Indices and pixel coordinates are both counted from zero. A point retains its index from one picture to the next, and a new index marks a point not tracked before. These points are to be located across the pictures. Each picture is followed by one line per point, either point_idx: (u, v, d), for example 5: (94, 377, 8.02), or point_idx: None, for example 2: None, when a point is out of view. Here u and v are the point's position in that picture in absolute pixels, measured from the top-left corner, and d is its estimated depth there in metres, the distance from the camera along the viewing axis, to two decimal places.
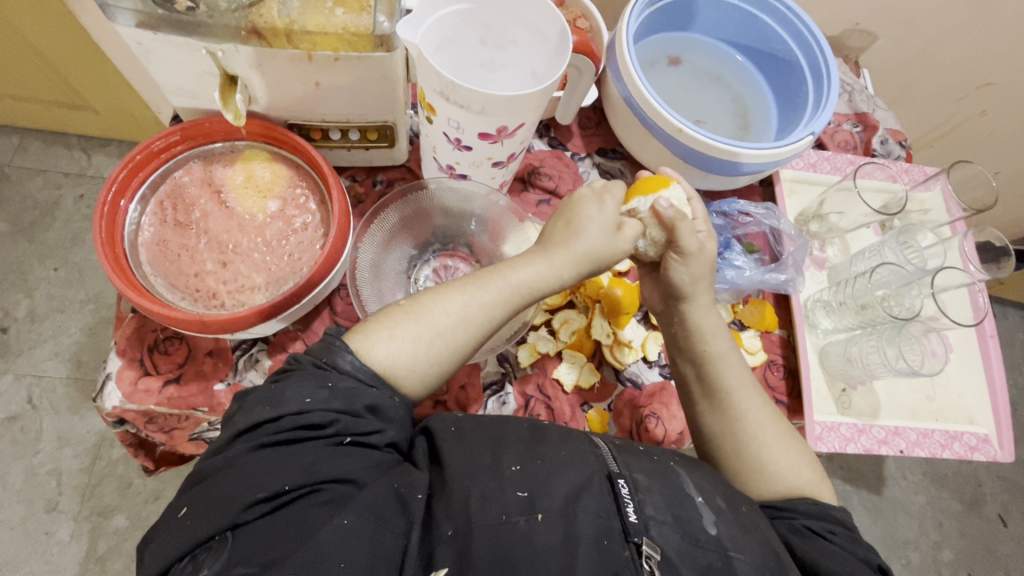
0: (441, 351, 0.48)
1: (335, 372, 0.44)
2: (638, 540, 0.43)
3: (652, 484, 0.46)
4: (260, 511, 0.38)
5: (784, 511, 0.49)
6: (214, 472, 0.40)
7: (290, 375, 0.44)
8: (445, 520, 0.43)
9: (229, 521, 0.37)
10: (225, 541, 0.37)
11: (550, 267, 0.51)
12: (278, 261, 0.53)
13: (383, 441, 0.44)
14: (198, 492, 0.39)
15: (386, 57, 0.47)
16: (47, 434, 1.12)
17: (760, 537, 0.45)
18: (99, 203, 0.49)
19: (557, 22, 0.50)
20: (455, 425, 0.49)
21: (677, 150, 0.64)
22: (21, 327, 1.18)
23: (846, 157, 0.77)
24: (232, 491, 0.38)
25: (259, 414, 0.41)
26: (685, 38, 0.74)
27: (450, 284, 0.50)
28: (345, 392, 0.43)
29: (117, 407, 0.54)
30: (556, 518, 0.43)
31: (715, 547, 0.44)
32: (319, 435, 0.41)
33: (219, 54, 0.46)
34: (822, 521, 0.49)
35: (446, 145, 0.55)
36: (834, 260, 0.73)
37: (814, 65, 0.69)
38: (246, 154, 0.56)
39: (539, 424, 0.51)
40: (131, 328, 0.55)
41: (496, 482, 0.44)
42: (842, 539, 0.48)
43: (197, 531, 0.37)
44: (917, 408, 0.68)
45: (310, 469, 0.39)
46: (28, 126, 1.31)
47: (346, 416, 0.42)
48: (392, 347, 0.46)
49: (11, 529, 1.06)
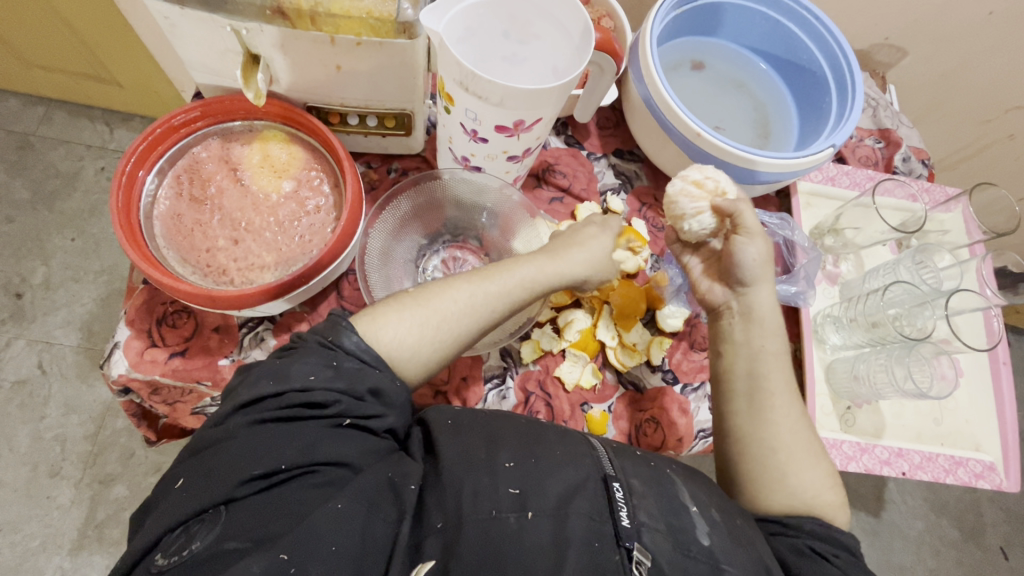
0: (446, 339, 0.49)
1: (342, 353, 0.45)
2: (629, 545, 0.42)
3: (647, 490, 0.46)
4: (257, 486, 0.38)
5: (787, 528, 0.49)
6: (217, 444, 0.40)
7: (297, 351, 0.45)
8: (437, 512, 0.43)
9: (225, 495, 0.37)
10: (219, 514, 0.37)
11: (557, 270, 0.55)
12: (290, 242, 0.54)
13: (382, 427, 0.44)
14: (197, 463, 0.40)
15: (408, 44, 0.47)
16: (54, 400, 1.17)
17: (751, 552, 0.45)
18: (118, 171, 0.49)
19: (581, 19, 0.51)
20: (453, 417, 0.49)
21: (695, 155, 0.63)
22: (36, 294, 1.22)
23: (866, 173, 0.76)
24: (230, 464, 0.38)
25: (265, 386, 0.42)
26: (710, 43, 0.74)
27: (458, 277, 0.52)
28: (349, 372, 0.44)
29: (122, 375, 0.54)
30: (547, 517, 0.43)
31: (707, 559, 0.43)
32: (320, 415, 0.42)
33: (243, 33, 0.46)
34: (828, 543, 0.48)
35: (462, 137, 0.55)
36: (847, 276, 0.72)
37: (839, 77, 0.68)
38: (264, 134, 0.56)
39: (537, 421, 0.51)
40: (141, 299, 0.56)
41: (490, 476, 0.44)
42: (845, 563, 0.46)
43: (194, 502, 0.37)
44: (922, 430, 0.67)
45: (308, 449, 0.40)
46: (55, 96, 1.34)
47: (349, 398, 0.43)
48: (399, 331, 0.47)
49: (15, 490, 1.11)
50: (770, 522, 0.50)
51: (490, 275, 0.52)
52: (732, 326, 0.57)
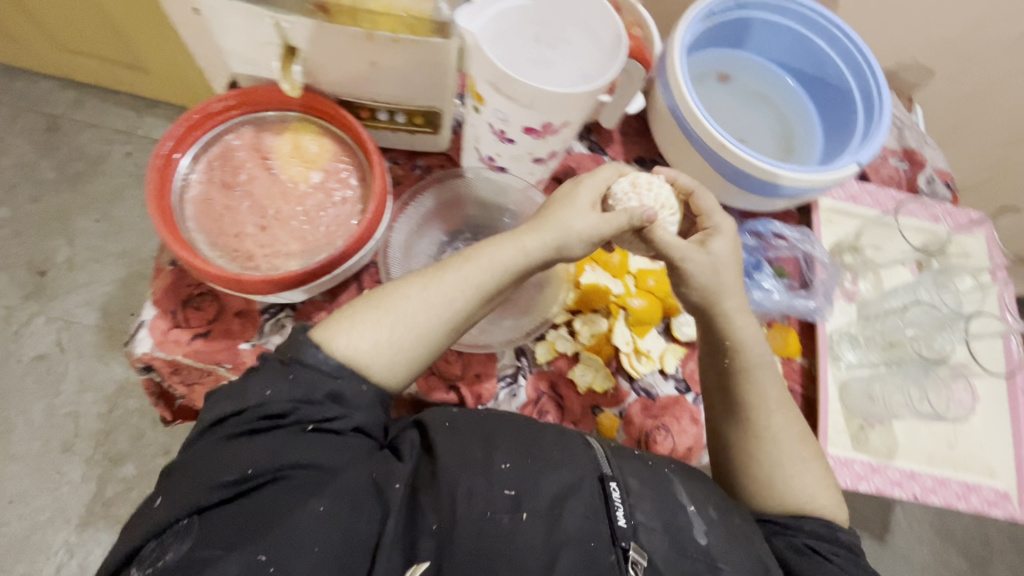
0: (409, 344, 0.49)
1: (298, 365, 0.46)
2: (624, 544, 0.45)
3: (643, 490, 0.48)
4: (227, 495, 0.41)
5: (787, 528, 0.51)
6: (191, 459, 0.43)
7: (260, 369, 0.47)
8: (431, 513, 0.45)
9: (196, 505, 0.40)
10: (191, 524, 0.40)
11: (522, 245, 0.51)
12: (315, 232, 0.55)
13: (348, 427, 0.46)
14: (169, 481, 0.43)
15: (443, 43, 0.48)
16: (70, 377, 1.19)
17: (749, 549, 0.47)
18: (156, 153, 0.51)
19: (615, 27, 0.51)
20: (449, 420, 0.50)
21: (718, 165, 0.63)
22: (59, 272, 1.25)
23: (889, 193, 0.75)
24: (200, 479, 0.41)
25: (223, 406, 0.45)
26: (737, 55, 0.74)
27: (415, 278, 0.51)
28: (305, 382, 0.45)
29: (146, 353, 0.56)
30: (540, 517, 0.45)
31: (703, 557, 0.46)
32: (283, 424, 0.44)
33: (283, 25, 0.47)
34: (827, 542, 0.50)
35: (489, 137, 0.56)
36: (864, 295, 0.71)
37: (867, 94, 0.67)
38: (296, 125, 0.57)
39: (536, 424, 0.51)
40: (167, 280, 0.57)
41: (484, 477, 0.46)
42: (842, 561, 0.49)
43: (168, 514, 0.40)
44: (935, 453, 0.66)
45: (275, 456, 0.42)
46: (86, 81, 1.37)
47: (306, 405, 0.44)
48: (354, 340, 0.47)
49: (28, 463, 1.14)
50: (770, 522, 0.52)
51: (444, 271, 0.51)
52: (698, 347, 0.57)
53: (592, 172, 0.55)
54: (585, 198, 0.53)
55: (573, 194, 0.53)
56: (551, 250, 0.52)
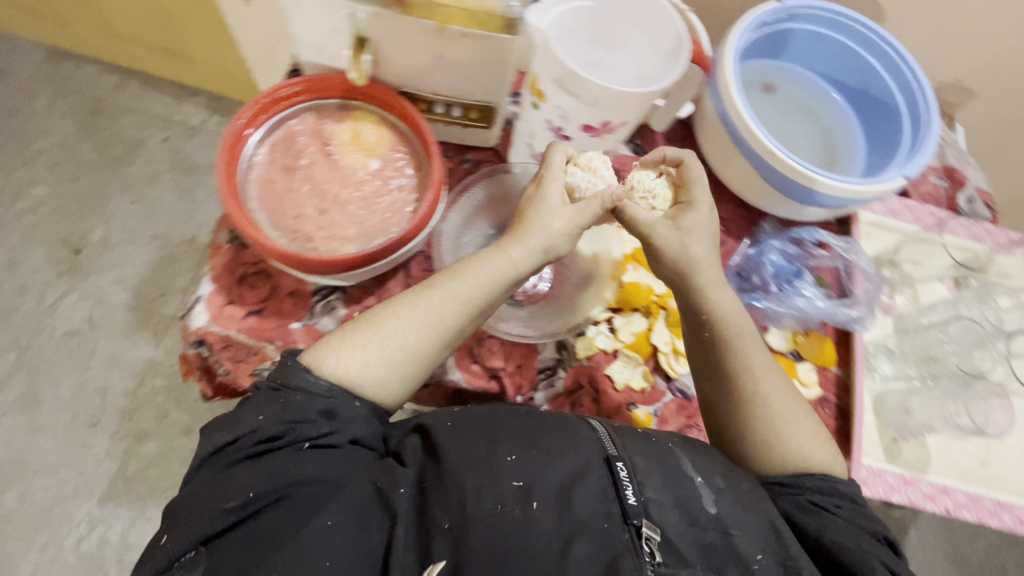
0: (402, 361, 0.51)
1: (290, 389, 0.48)
2: (637, 522, 0.45)
3: (650, 465, 0.49)
4: (231, 522, 0.42)
5: (790, 486, 0.52)
6: (192, 493, 0.45)
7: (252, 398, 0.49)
8: (443, 514, 0.46)
9: (200, 537, 0.41)
10: (197, 556, 0.41)
11: (508, 256, 0.53)
12: (372, 217, 0.56)
13: (345, 439, 0.48)
14: (171, 518, 0.44)
15: (509, 40, 0.49)
16: (100, 353, 1.22)
17: (758, 513, 0.48)
18: (230, 128, 0.53)
19: (675, 31, 0.53)
20: (451, 420, 0.52)
21: (764, 172, 0.64)
22: (95, 251, 1.28)
23: (929, 209, 0.75)
24: (202, 511, 0.43)
25: (220, 437, 0.47)
26: (783, 66, 0.75)
27: (400, 296, 0.53)
28: (295, 404, 0.47)
29: (202, 326, 0.58)
30: (551, 505, 0.46)
31: (715, 525, 0.47)
32: (279, 446, 0.46)
33: (359, 16, 0.49)
34: (829, 495, 0.51)
35: (544, 132, 0.57)
36: (902, 309, 0.71)
37: (914, 110, 0.68)
38: (356, 113, 0.59)
39: (537, 411, 0.52)
40: (225, 258, 0.59)
41: (490, 472, 0.47)
42: (848, 513, 0.51)
43: (173, 550, 0.42)
44: (967, 470, 0.66)
45: (274, 476, 0.44)
46: (130, 67, 1.40)
47: (301, 424, 0.46)
48: (343, 361, 0.50)
49: (55, 434, 1.16)
50: (774, 483, 0.53)
51: (429, 290, 0.53)
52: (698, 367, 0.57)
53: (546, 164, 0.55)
54: (553, 193, 0.53)
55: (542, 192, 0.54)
56: (539, 256, 0.53)
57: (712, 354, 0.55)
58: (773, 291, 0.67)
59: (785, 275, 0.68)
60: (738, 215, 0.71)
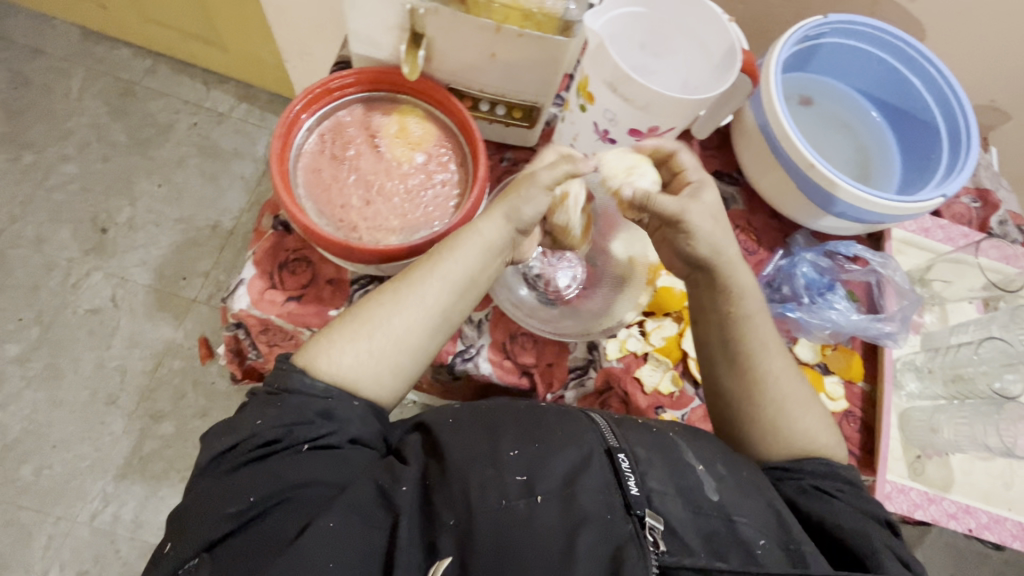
0: (396, 355, 0.52)
1: (288, 391, 0.49)
2: (639, 512, 0.46)
3: (651, 456, 0.50)
4: (233, 526, 0.43)
5: (792, 471, 0.52)
6: (194, 498, 0.45)
7: (250, 404, 0.50)
8: (447, 510, 0.47)
9: (205, 543, 0.42)
10: (203, 562, 0.42)
11: (483, 232, 0.53)
12: (415, 210, 0.57)
13: (345, 440, 0.48)
14: (177, 526, 0.45)
15: (564, 42, 0.51)
16: (121, 332, 1.24)
17: (760, 499, 0.49)
18: (286, 113, 0.54)
19: (728, 40, 0.53)
20: (451, 416, 0.53)
21: (802, 183, 0.65)
22: (119, 232, 1.30)
23: (961, 230, 0.76)
24: (205, 518, 0.43)
25: (223, 442, 0.47)
26: (821, 80, 0.75)
27: (385, 288, 0.54)
28: (293, 407, 0.47)
29: (243, 309, 0.58)
30: (554, 499, 0.47)
31: (719, 513, 0.48)
32: (278, 449, 0.46)
33: (419, 12, 0.50)
34: (830, 479, 0.52)
35: (590, 136, 0.58)
36: (930, 327, 0.72)
37: (953, 130, 0.68)
38: (404, 107, 0.60)
39: (537, 406, 0.54)
40: (269, 243, 0.60)
41: (494, 468, 0.48)
42: (849, 496, 0.51)
43: (181, 556, 0.43)
44: (991, 491, 0.66)
45: (275, 479, 0.45)
46: (163, 52, 1.42)
47: (300, 426, 0.47)
48: (336, 358, 0.50)
49: (74, 411, 1.18)
50: (775, 468, 0.53)
51: (412, 282, 0.53)
52: (718, 370, 0.58)
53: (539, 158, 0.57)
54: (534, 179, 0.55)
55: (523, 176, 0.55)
56: (506, 227, 0.54)
57: (743, 367, 0.56)
58: (805, 302, 0.67)
59: (818, 287, 0.68)
60: (769, 226, 0.72)
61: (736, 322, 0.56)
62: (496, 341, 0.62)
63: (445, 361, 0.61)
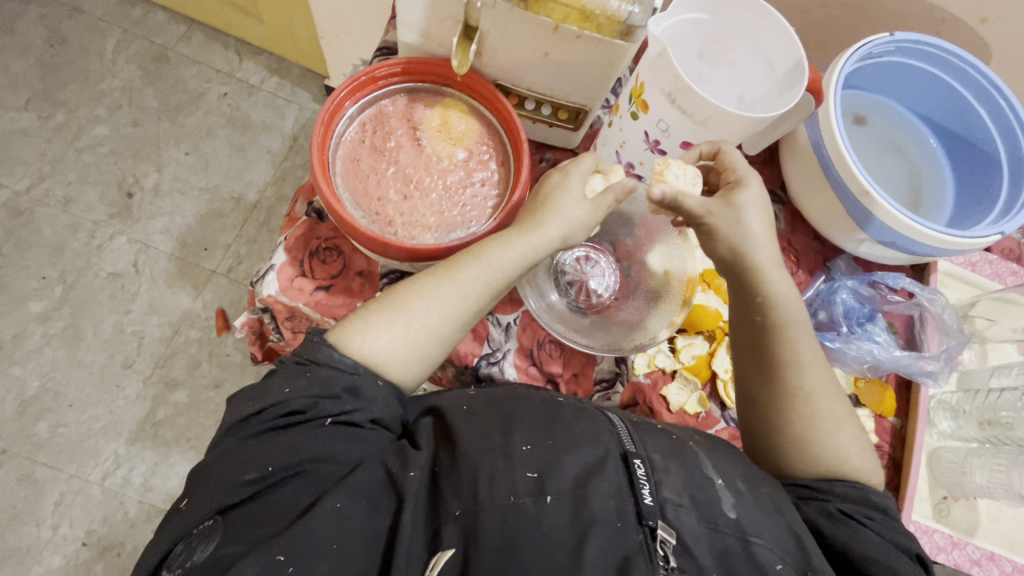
0: (430, 347, 0.51)
1: (315, 364, 0.48)
2: (651, 523, 0.44)
3: (669, 464, 0.48)
4: (249, 493, 0.43)
5: (819, 492, 0.51)
6: (211, 461, 0.45)
7: (277, 371, 0.50)
8: (454, 500, 0.45)
9: (218, 507, 0.42)
10: (217, 524, 0.42)
11: (529, 239, 0.52)
12: (453, 208, 0.56)
13: (366, 418, 0.48)
14: (193, 485, 0.44)
15: (623, 46, 0.49)
16: (141, 297, 1.24)
17: (780, 520, 0.47)
18: (330, 100, 0.53)
19: (793, 56, 0.51)
20: (467, 404, 0.52)
21: (853, 208, 0.62)
22: (145, 197, 1.30)
23: (1009, 266, 0.73)
24: (222, 481, 0.43)
25: (246, 408, 0.47)
26: (878, 99, 0.72)
27: (427, 273, 0.52)
28: (322, 378, 0.47)
29: (272, 295, 0.58)
30: (565, 500, 0.45)
31: (734, 531, 0.45)
32: (300, 420, 0.46)
33: (475, 6, 0.48)
34: (860, 506, 0.50)
35: (638, 145, 0.56)
36: (968, 365, 0.70)
37: (1015, 164, 0.65)
38: (448, 101, 0.58)
39: (554, 400, 0.53)
40: (301, 230, 0.59)
41: (506, 461, 0.46)
42: (878, 525, 0.49)
43: (194, 518, 0.42)
44: (1019, 540, 0.64)
45: (294, 450, 0.44)
46: (197, 18, 1.41)
47: (325, 399, 0.47)
48: (369, 338, 0.49)
49: (91, 372, 1.19)
50: (800, 487, 0.52)
51: (455, 273, 0.51)
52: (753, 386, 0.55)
53: (575, 163, 0.55)
54: (575, 187, 0.54)
55: (565, 180, 0.54)
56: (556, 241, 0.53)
57: (779, 393, 0.53)
58: (844, 331, 0.65)
59: (858, 317, 0.66)
60: (810, 248, 0.70)
61: (777, 348, 0.54)
62: (523, 347, 0.61)
63: (470, 363, 0.60)
